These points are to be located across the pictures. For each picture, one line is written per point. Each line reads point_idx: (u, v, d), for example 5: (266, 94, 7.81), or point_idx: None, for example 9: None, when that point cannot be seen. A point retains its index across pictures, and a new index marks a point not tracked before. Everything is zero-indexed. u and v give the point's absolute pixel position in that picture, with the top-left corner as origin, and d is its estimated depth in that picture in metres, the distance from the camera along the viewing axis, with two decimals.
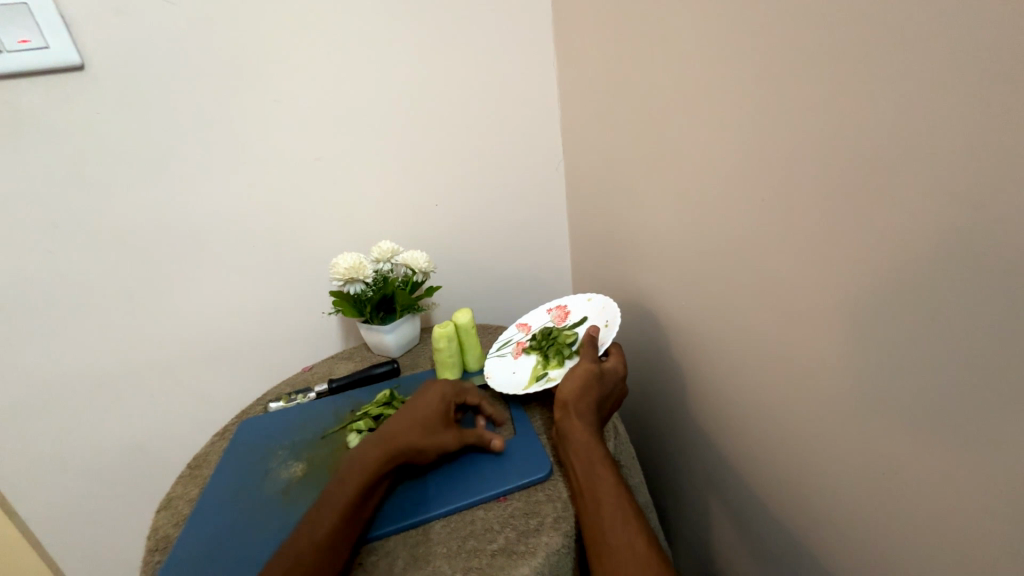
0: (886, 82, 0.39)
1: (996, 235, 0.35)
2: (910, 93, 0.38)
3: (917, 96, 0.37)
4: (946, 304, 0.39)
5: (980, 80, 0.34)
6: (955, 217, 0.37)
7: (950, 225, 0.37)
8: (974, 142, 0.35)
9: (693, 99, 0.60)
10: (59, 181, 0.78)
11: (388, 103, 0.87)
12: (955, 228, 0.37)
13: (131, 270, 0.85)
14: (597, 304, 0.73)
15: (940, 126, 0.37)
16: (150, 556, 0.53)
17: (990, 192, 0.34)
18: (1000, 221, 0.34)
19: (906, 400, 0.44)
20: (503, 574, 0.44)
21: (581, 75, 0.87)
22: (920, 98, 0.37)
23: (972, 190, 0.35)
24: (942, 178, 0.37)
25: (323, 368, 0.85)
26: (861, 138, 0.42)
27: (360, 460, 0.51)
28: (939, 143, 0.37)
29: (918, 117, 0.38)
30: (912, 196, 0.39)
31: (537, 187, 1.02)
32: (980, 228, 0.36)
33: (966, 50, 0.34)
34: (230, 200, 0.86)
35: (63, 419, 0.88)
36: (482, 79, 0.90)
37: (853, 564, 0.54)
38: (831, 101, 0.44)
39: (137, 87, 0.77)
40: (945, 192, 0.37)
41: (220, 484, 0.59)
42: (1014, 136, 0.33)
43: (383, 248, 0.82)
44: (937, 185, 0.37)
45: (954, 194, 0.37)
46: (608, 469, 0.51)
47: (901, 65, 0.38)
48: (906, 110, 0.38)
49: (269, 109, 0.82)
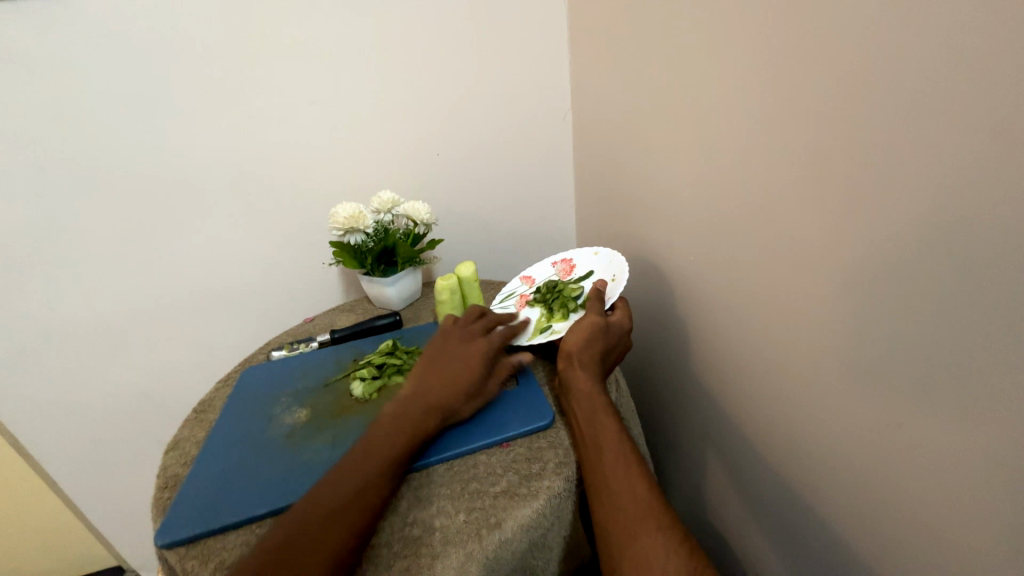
0: (919, 9, 0.35)
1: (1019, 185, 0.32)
2: (946, 22, 0.34)
3: (953, 26, 0.33)
4: (957, 262, 0.37)
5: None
6: (975, 164, 0.34)
7: (970, 174, 0.34)
8: (1007, 79, 0.31)
9: (710, 35, 0.55)
10: (45, 123, 0.74)
11: (386, 41, 0.81)
12: (975, 178, 0.34)
13: (123, 217, 0.82)
14: (604, 258, 0.72)
15: (972, 62, 0.33)
16: (160, 493, 0.54)
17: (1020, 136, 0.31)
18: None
19: (905, 359, 0.43)
20: (506, 514, 0.45)
21: (591, 13, 0.80)
22: (955, 28, 0.33)
23: (998, 131, 0.32)
24: (969, 121, 0.34)
25: (325, 319, 0.84)
26: (883, 77, 0.38)
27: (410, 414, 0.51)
28: (968, 78, 0.33)
29: (948, 48, 0.34)
30: (932, 140, 0.36)
31: (542, 138, 0.97)
32: (1002, 178, 0.33)
33: None
34: (223, 145, 0.82)
35: (69, 367, 0.89)
36: (486, 15, 0.84)
37: (838, 514, 0.56)
38: (857, 35, 0.39)
39: (115, 16, 0.71)
40: (970, 137, 0.34)
41: (227, 427, 0.60)
42: None
43: (383, 198, 0.79)
44: (963, 129, 0.34)
45: (979, 140, 0.33)
46: (611, 418, 0.51)
47: None
48: (940, 40, 0.34)
49: (258, 44, 0.77)
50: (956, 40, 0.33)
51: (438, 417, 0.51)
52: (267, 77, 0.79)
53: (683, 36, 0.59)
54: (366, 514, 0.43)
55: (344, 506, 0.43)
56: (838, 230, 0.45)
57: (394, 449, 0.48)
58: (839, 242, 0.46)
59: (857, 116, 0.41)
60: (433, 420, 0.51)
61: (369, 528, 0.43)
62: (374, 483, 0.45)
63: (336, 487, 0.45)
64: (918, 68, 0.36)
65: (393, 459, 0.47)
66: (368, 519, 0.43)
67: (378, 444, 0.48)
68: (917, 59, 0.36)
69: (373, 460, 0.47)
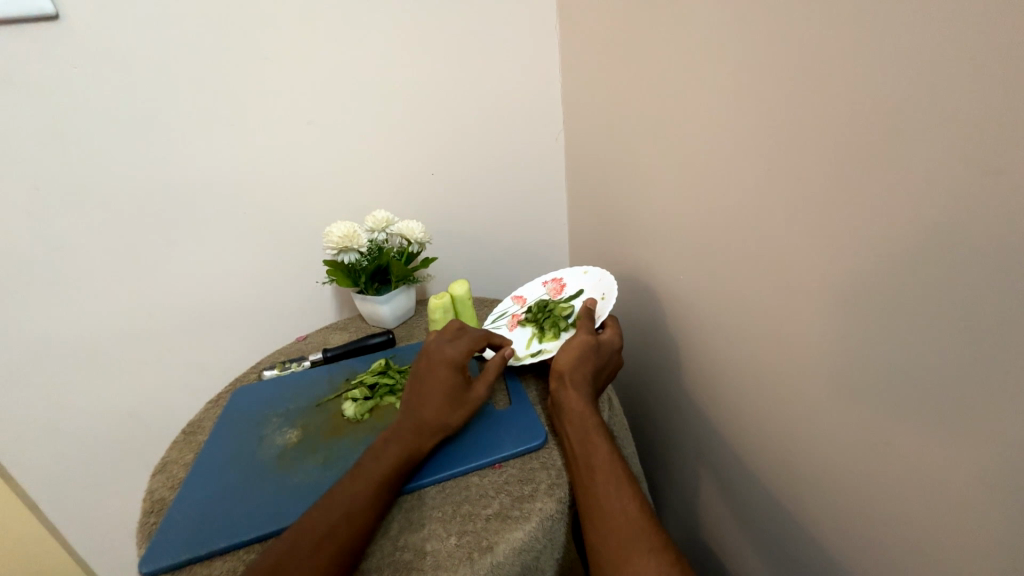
0: (888, 49, 0.37)
1: (988, 214, 0.33)
2: (913, 62, 0.36)
3: (920, 65, 0.35)
4: (934, 285, 0.38)
5: (986, 47, 0.32)
6: (946, 194, 0.36)
7: (942, 203, 0.36)
8: (972, 115, 0.33)
9: (695, 65, 0.58)
10: (43, 143, 0.74)
11: (382, 66, 0.83)
12: (947, 207, 0.36)
13: (116, 236, 0.82)
14: (594, 277, 0.73)
15: (939, 99, 0.35)
16: (146, 517, 0.53)
17: (987, 167, 0.33)
18: (994, 200, 0.33)
19: (889, 379, 0.44)
20: (497, 538, 0.45)
21: (582, 40, 0.83)
22: (922, 67, 0.35)
23: (966, 163, 0.34)
24: (939, 153, 0.35)
25: (318, 338, 0.84)
26: (858, 110, 0.40)
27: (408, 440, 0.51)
28: (935, 115, 0.35)
29: (915, 84, 0.36)
30: (905, 170, 0.38)
31: (535, 159, 0.99)
32: (972, 207, 0.34)
33: (973, 15, 0.32)
34: (221, 166, 0.83)
35: (57, 386, 0.88)
36: (480, 41, 0.86)
37: (831, 533, 0.56)
38: (831, 70, 0.42)
39: (116, 40, 0.72)
40: (941, 167, 0.35)
41: (215, 450, 0.59)
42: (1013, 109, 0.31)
43: (377, 218, 0.80)
44: (932, 161, 0.36)
45: (948, 171, 0.35)
46: (603, 437, 0.51)
47: (902, 28, 0.36)
48: (908, 78, 0.36)
49: (257, 68, 0.78)
50: (929, 70, 0.35)
51: (417, 436, 0.51)
52: (266, 98, 0.80)
53: (670, 63, 0.62)
54: (355, 537, 0.43)
55: (332, 530, 0.43)
56: (825, 251, 0.46)
57: (383, 471, 0.47)
58: (827, 262, 0.47)
59: (840, 140, 0.42)
60: (411, 439, 0.51)
61: (356, 552, 0.42)
62: (363, 505, 0.45)
63: (325, 510, 0.44)
64: (896, 96, 0.37)
65: (383, 481, 0.47)
66: (356, 542, 0.43)
67: (369, 465, 0.48)
68: (894, 88, 0.37)
69: (363, 483, 0.46)
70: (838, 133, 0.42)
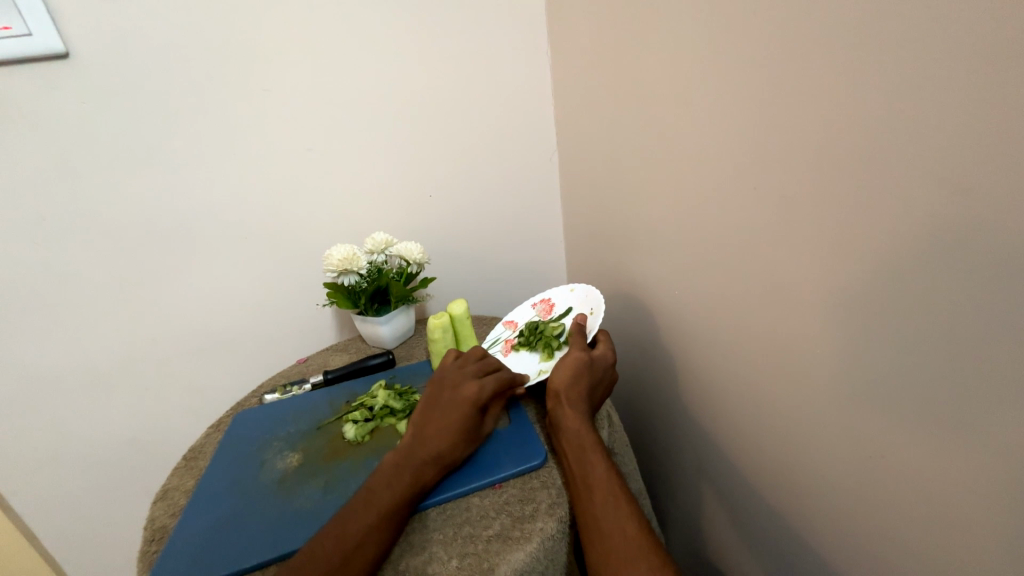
0: (864, 82, 0.39)
1: (967, 237, 0.35)
2: (884, 98, 0.37)
3: (892, 100, 0.37)
4: (919, 304, 0.39)
5: (948, 85, 0.33)
6: (924, 217, 0.37)
7: (921, 225, 0.37)
8: (945, 145, 0.35)
9: (681, 91, 0.60)
10: (51, 174, 0.77)
11: (382, 93, 0.86)
12: (924, 229, 0.37)
13: (123, 264, 0.84)
14: (581, 294, 0.74)
15: (910, 131, 0.36)
16: (147, 547, 0.53)
17: (959, 192, 0.34)
18: (967, 223, 0.34)
19: (881, 394, 0.44)
20: (498, 559, 0.45)
21: (573, 66, 0.86)
22: (894, 101, 0.37)
23: (941, 190, 0.35)
24: (913, 179, 0.37)
25: (318, 360, 0.85)
26: (838, 140, 0.42)
27: (427, 434, 0.53)
28: (910, 145, 0.37)
29: (889, 117, 0.38)
30: (884, 195, 0.39)
31: (532, 179, 1.01)
32: (953, 232, 0.35)
33: (937, 55, 0.34)
34: (226, 193, 0.85)
35: (57, 413, 0.88)
36: (474, 66, 0.89)
37: (834, 548, 0.55)
38: (810, 100, 0.44)
39: (124, 76, 0.75)
40: (918, 193, 0.37)
41: (216, 475, 0.59)
42: (980, 140, 0.33)
43: (376, 240, 0.82)
44: (908, 187, 0.37)
45: (923, 197, 0.37)
46: (600, 455, 0.51)
47: (874, 66, 0.38)
48: (884, 108, 0.38)
49: (259, 99, 0.81)
50: (901, 102, 0.36)
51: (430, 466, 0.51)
52: (269, 128, 0.83)
53: (656, 85, 0.64)
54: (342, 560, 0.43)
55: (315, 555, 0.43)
56: (817, 263, 0.47)
57: (422, 469, 0.50)
58: (817, 274, 0.47)
59: (827, 157, 0.43)
60: (424, 469, 0.50)
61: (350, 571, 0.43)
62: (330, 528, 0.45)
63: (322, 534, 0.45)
64: (877, 111, 0.38)
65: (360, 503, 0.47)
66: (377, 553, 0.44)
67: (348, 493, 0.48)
68: (875, 104, 0.38)
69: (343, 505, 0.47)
70: (822, 149, 0.44)
